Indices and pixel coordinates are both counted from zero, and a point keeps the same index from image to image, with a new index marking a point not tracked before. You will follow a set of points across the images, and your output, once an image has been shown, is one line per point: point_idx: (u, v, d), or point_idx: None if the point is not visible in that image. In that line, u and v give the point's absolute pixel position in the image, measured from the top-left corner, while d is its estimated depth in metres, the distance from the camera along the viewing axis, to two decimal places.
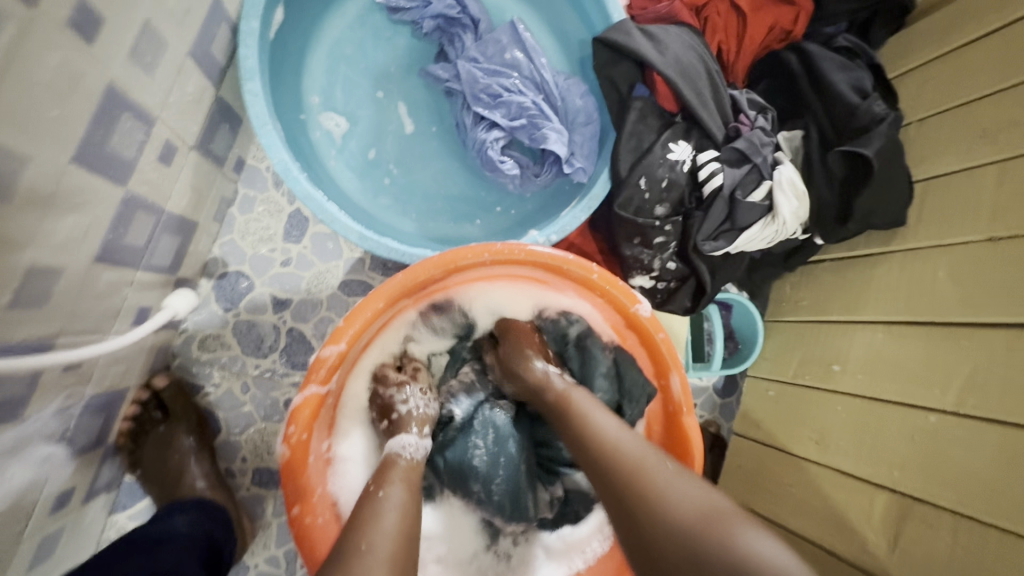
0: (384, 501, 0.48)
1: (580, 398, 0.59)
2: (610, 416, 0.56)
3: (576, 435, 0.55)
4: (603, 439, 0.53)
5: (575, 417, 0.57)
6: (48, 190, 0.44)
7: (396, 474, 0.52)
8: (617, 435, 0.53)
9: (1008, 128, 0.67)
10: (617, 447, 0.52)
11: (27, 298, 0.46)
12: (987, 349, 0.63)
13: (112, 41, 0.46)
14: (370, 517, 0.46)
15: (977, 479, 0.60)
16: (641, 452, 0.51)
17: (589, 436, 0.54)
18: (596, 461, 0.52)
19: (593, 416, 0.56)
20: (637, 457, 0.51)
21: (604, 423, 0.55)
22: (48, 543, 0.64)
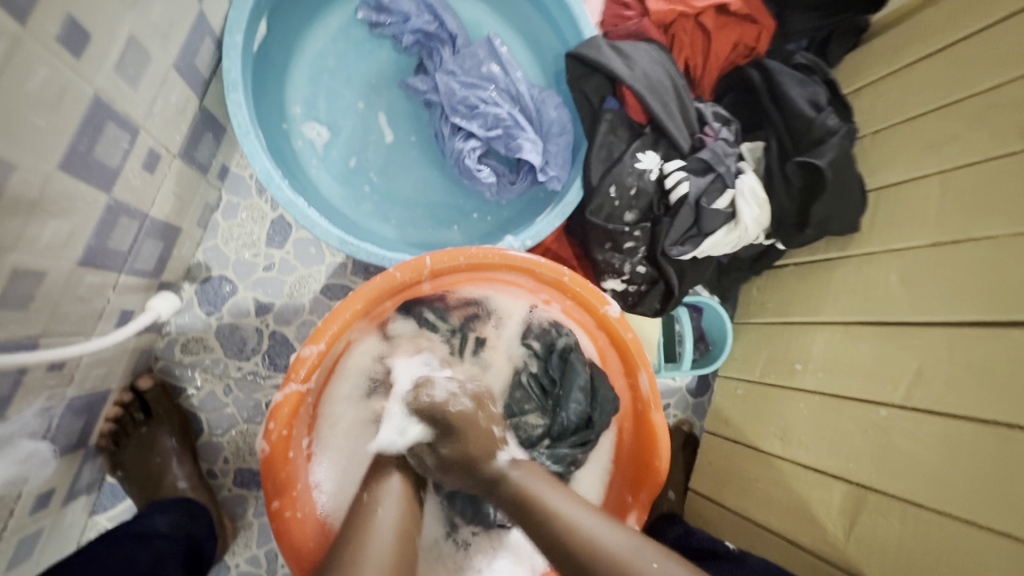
0: (376, 509, 0.55)
1: (537, 487, 0.56)
2: (580, 509, 0.53)
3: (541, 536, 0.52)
4: (577, 534, 0.50)
5: (538, 510, 0.53)
6: (34, 196, 0.46)
7: (386, 496, 0.57)
8: (590, 526, 0.51)
9: (950, 141, 0.72)
10: (591, 537, 0.50)
11: (13, 300, 0.48)
12: (931, 346, 0.67)
13: (99, 54, 0.48)
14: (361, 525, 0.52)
15: (921, 468, 0.64)
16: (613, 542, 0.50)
17: (555, 528, 0.51)
18: (569, 559, 0.49)
19: (559, 507, 0.53)
20: (621, 552, 0.49)
21: (569, 509, 0.53)
22: (27, 544, 0.65)
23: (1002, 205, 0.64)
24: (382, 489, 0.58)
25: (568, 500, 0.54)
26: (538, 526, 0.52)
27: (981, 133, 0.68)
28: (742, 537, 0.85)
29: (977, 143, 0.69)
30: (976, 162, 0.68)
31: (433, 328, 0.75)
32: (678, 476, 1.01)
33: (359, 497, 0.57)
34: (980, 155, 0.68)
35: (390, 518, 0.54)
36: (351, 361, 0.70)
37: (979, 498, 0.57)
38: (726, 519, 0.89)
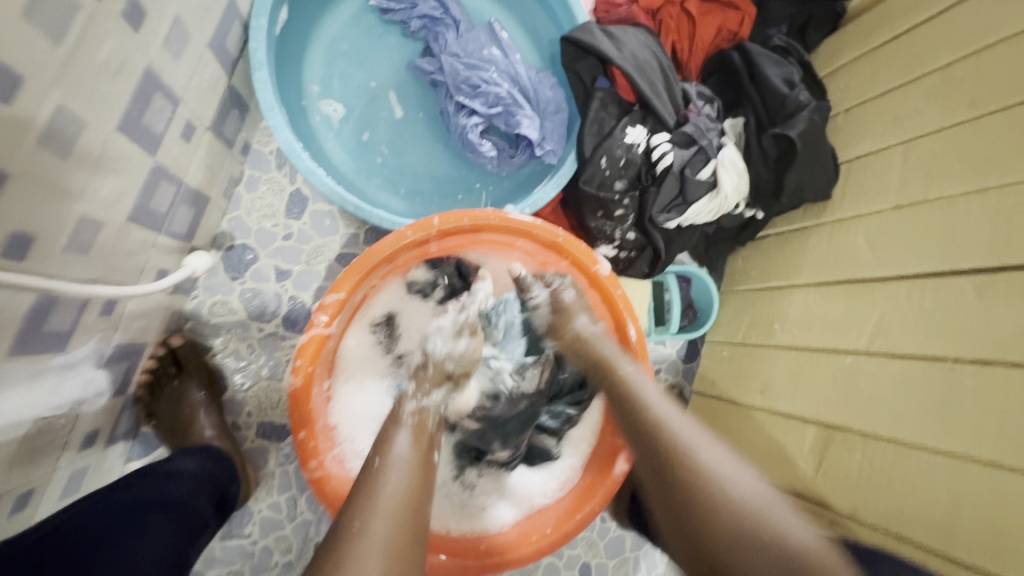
0: (389, 475, 0.53)
1: (640, 381, 0.67)
2: (663, 398, 0.64)
3: (632, 417, 0.63)
4: (653, 414, 0.61)
5: (622, 384, 0.67)
6: (97, 151, 0.53)
7: (394, 460, 0.55)
8: (664, 411, 0.62)
9: (911, 114, 0.79)
10: (661, 419, 0.60)
11: (76, 244, 0.55)
12: (891, 297, 0.74)
13: (151, 31, 0.56)
14: (374, 484, 0.52)
15: (879, 405, 0.71)
16: (684, 428, 0.59)
17: (635, 401, 0.64)
18: (644, 434, 0.60)
19: (646, 393, 0.64)
20: (690, 441, 0.57)
21: (658, 402, 0.63)
22: (76, 477, 0.72)
23: (953, 168, 0.71)
24: (393, 453, 0.56)
25: (668, 403, 0.63)
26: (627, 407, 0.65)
27: (937, 105, 0.76)
28: None
29: (935, 115, 0.76)
30: (933, 132, 0.75)
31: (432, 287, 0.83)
32: None
33: (369, 461, 0.55)
34: (937, 125, 0.75)
35: (406, 473, 0.54)
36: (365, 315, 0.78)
37: (928, 425, 0.64)
38: None
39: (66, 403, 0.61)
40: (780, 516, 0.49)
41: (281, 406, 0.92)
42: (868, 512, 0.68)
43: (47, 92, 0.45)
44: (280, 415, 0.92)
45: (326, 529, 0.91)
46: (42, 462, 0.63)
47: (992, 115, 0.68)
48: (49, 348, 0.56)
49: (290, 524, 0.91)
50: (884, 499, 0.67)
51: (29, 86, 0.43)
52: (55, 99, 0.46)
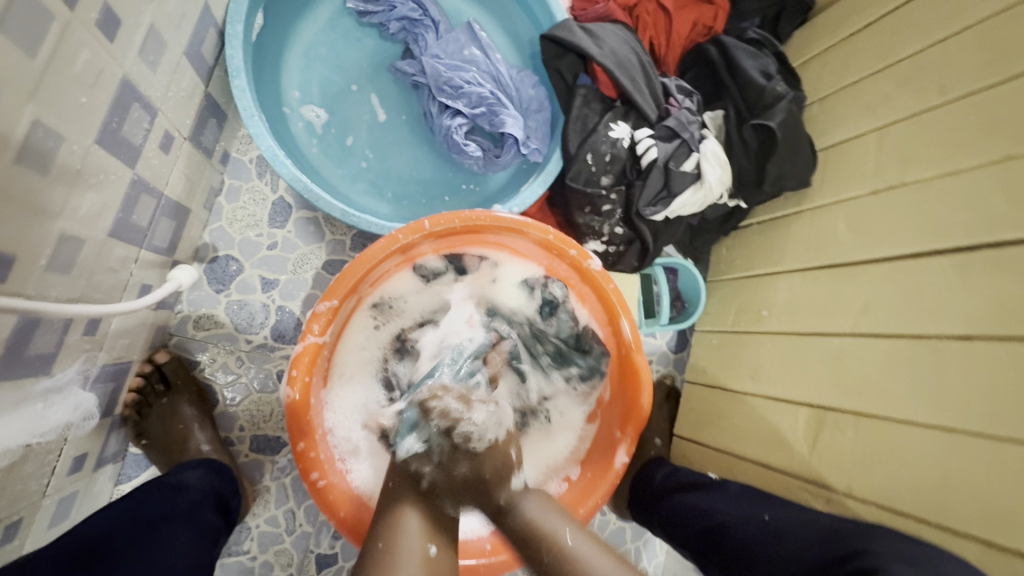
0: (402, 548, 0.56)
1: (548, 519, 0.62)
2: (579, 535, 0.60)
3: (541, 553, 0.59)
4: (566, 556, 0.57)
5: (534, 529, 0.61)
6: (76, 166, 0.51)
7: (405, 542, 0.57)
8: (581, 551, 0.58)
9: (883, 101, 0.82)
10: (577, 557, 0.57)
11: (58, 262, 0.53)
12: (875, 279, 0.76)
13: (127, 40, 0.54)
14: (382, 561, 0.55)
15: (869, 385, 0.73)
16: (599, 573, 0.56)
17: (548, 544, 0.59)
18: (552, 575, 0.57)
19: (553, 527, 0.61)
20: (594, 567, 0.56)
21: (556, 526, 0.61)
22: (66, 503, 0.70)
23: (927, 151, 0.73)
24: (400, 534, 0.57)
25: (566, 526, 0.61)
26: (531, 549, 0.60)
27: (907, 92, 0.78)
28: (721, 469, 0.93)
29: (905, 101, 0.78)
30: (904, 118, 0.78)
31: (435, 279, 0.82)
32: (663, 424, 1.09)
33: (374, 542, 0.57)
34: (908, 111, 0.78)
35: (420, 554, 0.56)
36: (365, 310, 0.77)
37: (914, 403, 0.67)
38: (707, 456, 0.97)
39: (57, 428, 0.60)
40: None
41: (274, 418, 0.91)
42: (862, 488, 0.70)
43: (23, 107, 0.43)
44: (273, 428, 0.91)
45: (326, 539, 0.90)
46: (29, 491, 0.61)
47: (961, 100, 0.70)
48: (32, 373, 0.54)
49: (289, 538, 0.89)
50: (876, 474, 0.69)
51: (4, 101, 0.42)
52: (31, 114, 0.44)
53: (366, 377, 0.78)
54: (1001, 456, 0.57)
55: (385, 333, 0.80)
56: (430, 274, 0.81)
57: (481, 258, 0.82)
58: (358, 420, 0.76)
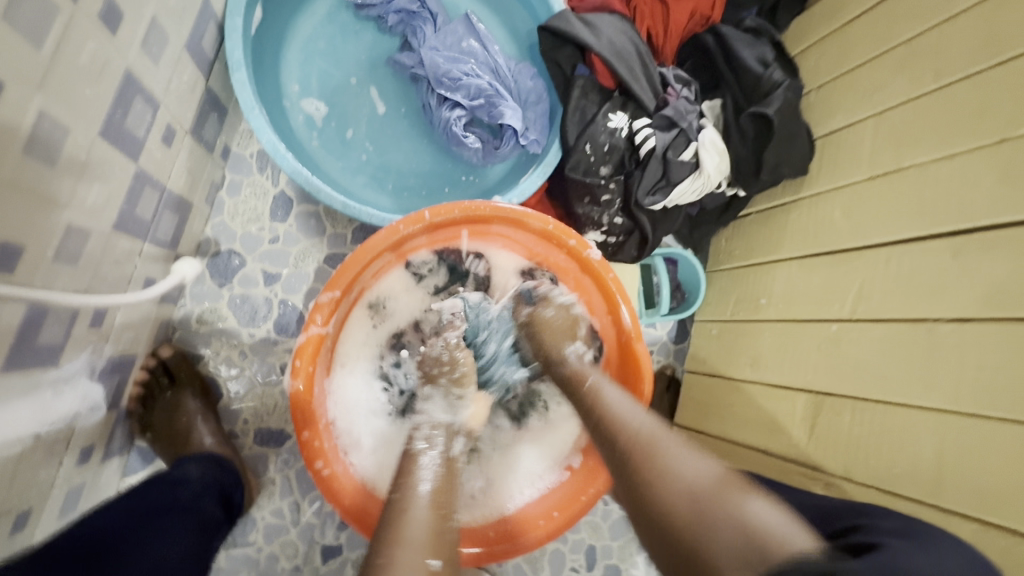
0: (412, 505, 0.55)
1: (610, 393, 0.67)
2: (631, 406, 0.65)
3: (605, 425, 0.63)
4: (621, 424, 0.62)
5: (599, 402, 0.66)
6: (82, 158, 0.52)
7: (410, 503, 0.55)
8: (631, 417, 0.63)
9: (880, 87, 0.82)
10: (627, 423, 0.62)
11: (65, 253, 0.54)
12: (872, 264, 0.77)
13: (129, 32, 0.55)
14: (399, 519, 0.53)
15: (866, 370, 0.73)
16: (652, 432, 0.60)
17: (606, 414, 0.64)
18: (620, 458, 0.59)
19: (608, 395, 0.66)
20: (652, 437, 0.59)
21: (614, 397, 0.66)
22: (74, 494, 0.71)
23: (924, 135, 0.74)
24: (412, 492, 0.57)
25: (622, 396, 0.66)
26: (596, 419, 0.65)
27: (902, 78, 0.78)
28: (722, 456, 0.93)
29: (901, 87, 0.79)
30: (900, 104, 0.78)
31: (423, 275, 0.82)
32: (663, 414, 1.10)
33: (388, 496, 0.57)
34: (904, 96, 0.78)
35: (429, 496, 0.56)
36: (364, 303, 0.78)
37: (910, 386, 0.67)
38: (707, 444, 0.98)
39: (64, 417, 0.61)
40: (736, 496, 0.50)
41: (278, 411, 0.91)
42: (860, 472, 0.71)
43: (30, 98, 0.44)
44: (277, 420, 0.91)
45: (331, 530, 0.91)
46: (40, 480, 0.62)
47: (955, 84, 0.71)
48: (41, 363, 0.55)
49: (294, 529, 0.90)
50: (874, 457, 0.69)
51: (11, 92, 0.42)
52: (38, 105, 0.45)
53: (365, 370, 0.78)
54: (998, 436, 0.57)
55: (381, 329, 0.80)
56: (423, 271, 0.82)
57: (478, 250, 0.83)
58: (361, 412, 0.77)
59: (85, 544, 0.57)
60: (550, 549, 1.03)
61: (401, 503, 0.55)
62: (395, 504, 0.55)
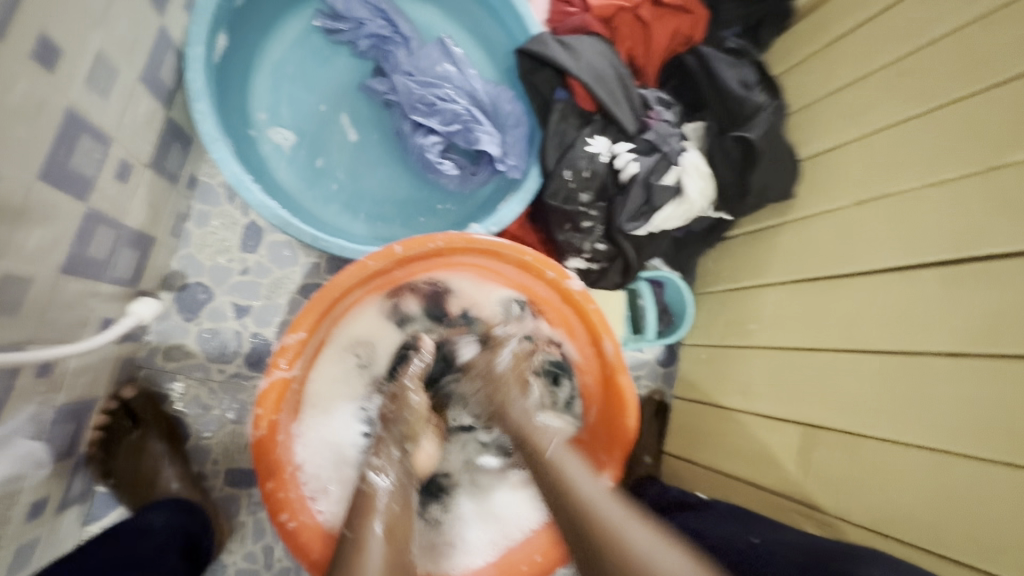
0: (370, 540, 0.53)
1: (573, 468, 0.62)
2: (590, 478, 0.61)
3: (561, 497, 0.59)
4: (583, 501, 0.57)
5: (559, 477, 0.61)
6: (17, 204, 0.49)
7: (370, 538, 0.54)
8: (593, 494, 0.58)
9: (864, 110, 0.80)
10: (585, 497, 0.57)
11: (2, 305, 0.50)
12: (862, 293, 0.74)
13: (71, 69, 0.51)
14: (354, 553, 0.52)
15: (858, 403, 0.71)
16: (617, 512, 0.55)
17: (564, 488, 0.59)
18: (575, 528, 0.55)
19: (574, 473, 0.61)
20: (613, 517, 0.54)
21: (578, 475, 0.61)
22: (25, 551, 0.67)
23: (910, 161, 0.72)
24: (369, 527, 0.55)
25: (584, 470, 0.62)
26: (554, 487, 0.60)
27: (887, 101, 0.77)
28: (712, 488, 0.90)
29: (886, 110, 0.77)
30: (885, 128, 0.77)
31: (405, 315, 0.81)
32: (653, 441, 1.07)
33: (343, 534, 0.55)
34: (889, 120, 0.76)
35: (384, 542, 0.54)
36: (338, 340, 0.75)
37: (903, 421, 0.65)
38: (697, 474, 0.95)
39: None
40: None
41: (250, 449, 0.88)
42: (855, 511, 0.68)
43: None
44: (249, 459, 0.87)
45: (307, 574, 0.87)
46: None
47: (942, 109, 0.69)
48: None
49: (267, 575, 0.86)
50: (869, 496, 0.66)
51: None
52: None
53: (340, 407, 0.75)
54: (995, 480, 0.55)
55: (361, 366, 0.78)
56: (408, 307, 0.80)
57: (458, 282, 0.80)
58: (330, 455, 0.73)
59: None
60: None
61: (357, 535, 0.54)
62: (350, 539, 0.54)
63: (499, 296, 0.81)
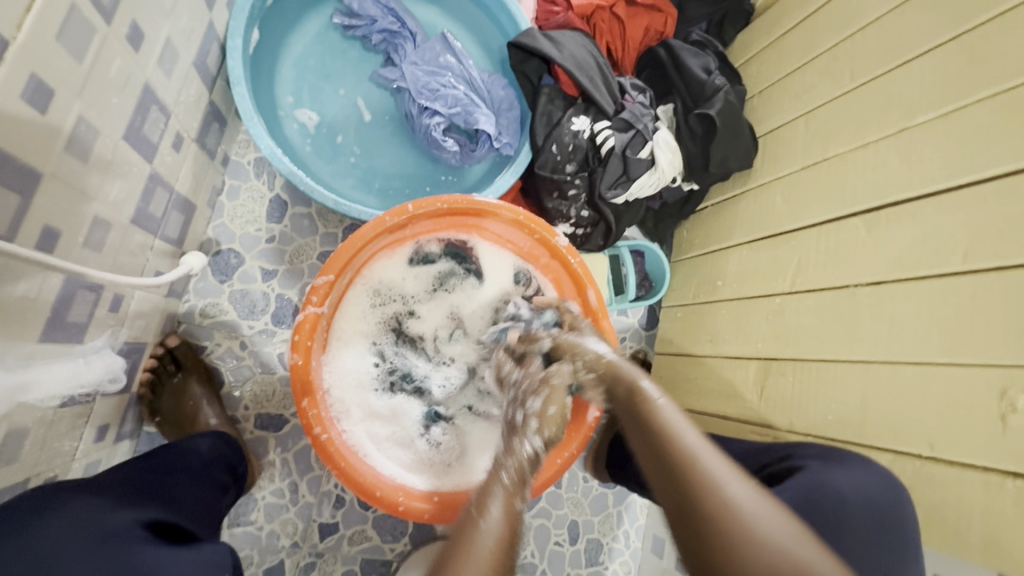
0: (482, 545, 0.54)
1: (666, 413, 0.60)
2: (694, 431, 0.57)
3: (670, 458, 0.55)
4: (682, 448, 0.55)
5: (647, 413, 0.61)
6: (108, 156, 0.60)
7: (486, 527, 0.56)
8: (694, 442, 0.55)
9: (809, 90, 0.93)
10: (689, 453, 0.54)
11: (92, 241, 0.62)
12: (804, 243, 0.87)
13: (148, 51, 0.64)
14: (472, 542, 0.54)
15: (803, 333, 0.83)
16: (708, 459, 0.53)
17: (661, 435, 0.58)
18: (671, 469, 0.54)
19: (671, 424, 0.58)
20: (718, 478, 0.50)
21: (680, 428, 0.58)
22: (91, 468, 0.77)
23: (843, 130, 0.85)
24: (489, 516, 0.57)
25: (690, 427, 0.57)
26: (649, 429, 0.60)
27: (827, 81, 0.90)
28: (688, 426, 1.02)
29: (826, 87, 0.90)
30: (826, 103, 0.89)
31: (423, 263, 0.91)
32: None
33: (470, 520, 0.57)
34: (828, 96, 0.89)
35: (497, 526, 0.56)
36: (360, 288, 0.87)
37: (838, 344, 0.77)
38: None
39: (92, 382, 0.68)
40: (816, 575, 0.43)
41: (277, 397, 0.98)
42: (801, 423, 0.80)
43: (71, 104, 0.52)
44: (275, 406, 0.98)
45: (328, 508, 0.98)
46: (62, 450, 0.68)
47: (868, 85, 0.82)
48: (70, 338, 0.62)
49: (293, 508, 0.97)
50: (813, 409, 0.78)
51: (58, 99, 0.51)
52: (77, 110, 0.53)
53: (360, 343, 0.87)
54: (902, 375, 0.67)
55: (378, 308, 0.89)
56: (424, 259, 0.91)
57: (470, 241, 0.92)
58: (351, 385, 0.85)
59: (120, 483, 0.63)
60: (534, 524, 1.11)
61: (474, 517, 0.57)
62: (470, 521, 0.57)
63: (493, 254, 0.93)
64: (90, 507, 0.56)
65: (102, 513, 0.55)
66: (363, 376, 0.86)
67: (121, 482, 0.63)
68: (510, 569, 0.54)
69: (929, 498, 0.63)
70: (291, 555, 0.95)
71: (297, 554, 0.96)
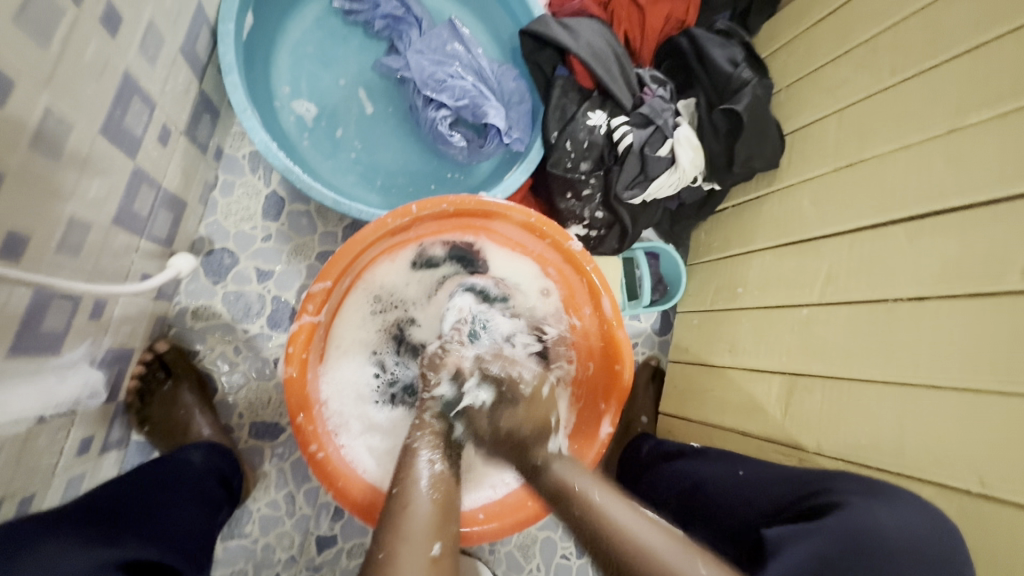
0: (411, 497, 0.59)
1: (607, 502, 0.62)
2: (630, 512, 0.61)
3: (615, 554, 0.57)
4: (624, 535, 0.58)
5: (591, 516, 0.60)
6: (85, 152, 0.55)
7: (414, 493, 0.59)
8: (635, 527, 0.59)
9: (843, 85, 0.87)
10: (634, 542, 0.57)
11: (68, 245, 0.57)
12: (836, 251, 0.81)
13: (128, 36, 0.58)
14: (400, 510, 0.57)
15: (834, 348, 0.77)
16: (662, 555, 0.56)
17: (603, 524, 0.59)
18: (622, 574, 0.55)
19: (619, 518, 0.59)
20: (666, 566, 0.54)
21: (622, 516, 0.60)
22: (75, 483, 0.73)
23: (881, 129, 0.78)
24: (407, 480, 0.61)
25: (633, 515, 0.60)
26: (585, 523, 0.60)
27: (863, 75, 0.83)
28: (704, 441, 0.97)
29: (862, 83, 0.83)
30: (862, 99, 0.83)
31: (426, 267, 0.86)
32: (648, 404, 1.13)
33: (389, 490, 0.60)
34: (864, 92, 0.82)
35: (430, 501, 0.59)
36: (359, 294, 0.82)
37: (874, 363, 0.71)
38: (687, 429, 1.02)
39: (67, 402, 0.64)
40: None
41: (273, 405, 0.94)
42: (830, 446, 0.74)
43: (37, 94, 0.47)
44: (271, 414, 0.94)
45: (325, 521, 0.93)
46: (41, 467, 0.63)
47: (911, 80, 0.75)
48: (45, 350, 0.57)
49: (289, 521, 0.92)
50: (844, 431, 0.73)
51: (20, 88, 0.45)
52: (44, 101, 0.48)
53: (358, 352, 0.82)
54: (947, 402, 0.62)
55: (378, 315, 0.84)
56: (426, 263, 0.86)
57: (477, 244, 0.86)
58: (349, 396, 0.80)
59: (97, 513, 0.58)
60: (540, 537, 1.06)
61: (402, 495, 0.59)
62: (397, 495, 0.59)
63: (499, 257, 0.87)
64: (69, 547, 0.51)
65: (71, 557, 0.50)
66: (362, 386, 0.82)
67: (108, 506, 0.60)
68: (449, 528, 0.57)
69: (976, 537, 0.58)
70: (287, 569, 0.91)
71: (294, 568, 0.91)
